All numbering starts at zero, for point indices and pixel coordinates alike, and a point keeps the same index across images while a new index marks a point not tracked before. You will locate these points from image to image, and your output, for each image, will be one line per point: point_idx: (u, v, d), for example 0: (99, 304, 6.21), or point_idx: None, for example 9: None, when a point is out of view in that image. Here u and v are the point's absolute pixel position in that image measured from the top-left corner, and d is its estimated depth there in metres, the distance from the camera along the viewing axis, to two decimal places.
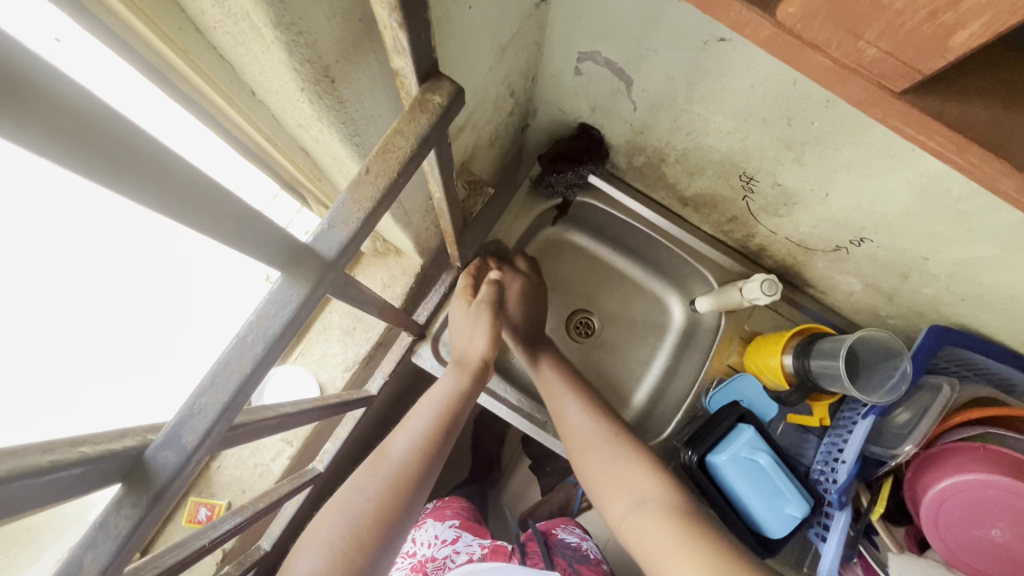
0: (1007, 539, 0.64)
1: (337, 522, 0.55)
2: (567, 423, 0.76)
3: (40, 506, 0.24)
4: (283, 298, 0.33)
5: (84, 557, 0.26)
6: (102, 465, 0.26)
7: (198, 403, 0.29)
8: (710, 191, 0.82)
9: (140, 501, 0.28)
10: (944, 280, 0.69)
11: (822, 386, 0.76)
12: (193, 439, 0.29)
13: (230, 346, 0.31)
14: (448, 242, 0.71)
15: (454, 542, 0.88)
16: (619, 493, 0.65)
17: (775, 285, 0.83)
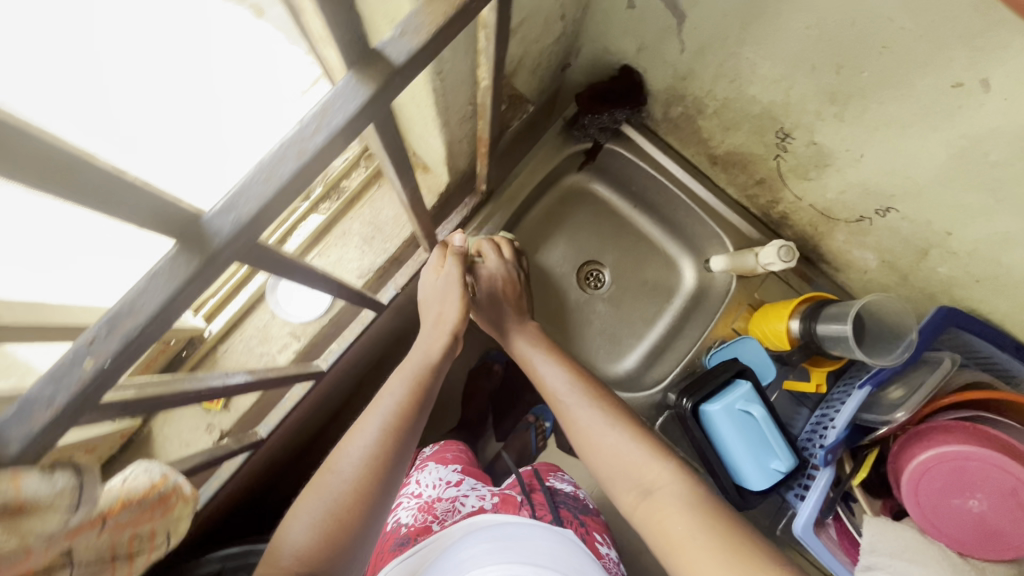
0: (983, 510, 0.66)
1: (321, 504, 0.56)
2: (552, 389, 0.72)
3: (96, 207, 0.23)
4: (350, 94, 0.31)
5: (136, 295, 0.26)
6: (157, 208, 0.25)
7: (258, 177, 0.28)
8: (743, 148, 0.82)
9: (195, 258, 0.27)
10: (962, 258, 0.70)
11: (826, 348, 0.78)
12: (248, 212, 0.28)
13: (293, 129, 0.29)
14: (481, 156, 0.71)
15: (458, 484, 0.89)
16: (613, 468, 0.62)
17: (791, 252, 0.83)
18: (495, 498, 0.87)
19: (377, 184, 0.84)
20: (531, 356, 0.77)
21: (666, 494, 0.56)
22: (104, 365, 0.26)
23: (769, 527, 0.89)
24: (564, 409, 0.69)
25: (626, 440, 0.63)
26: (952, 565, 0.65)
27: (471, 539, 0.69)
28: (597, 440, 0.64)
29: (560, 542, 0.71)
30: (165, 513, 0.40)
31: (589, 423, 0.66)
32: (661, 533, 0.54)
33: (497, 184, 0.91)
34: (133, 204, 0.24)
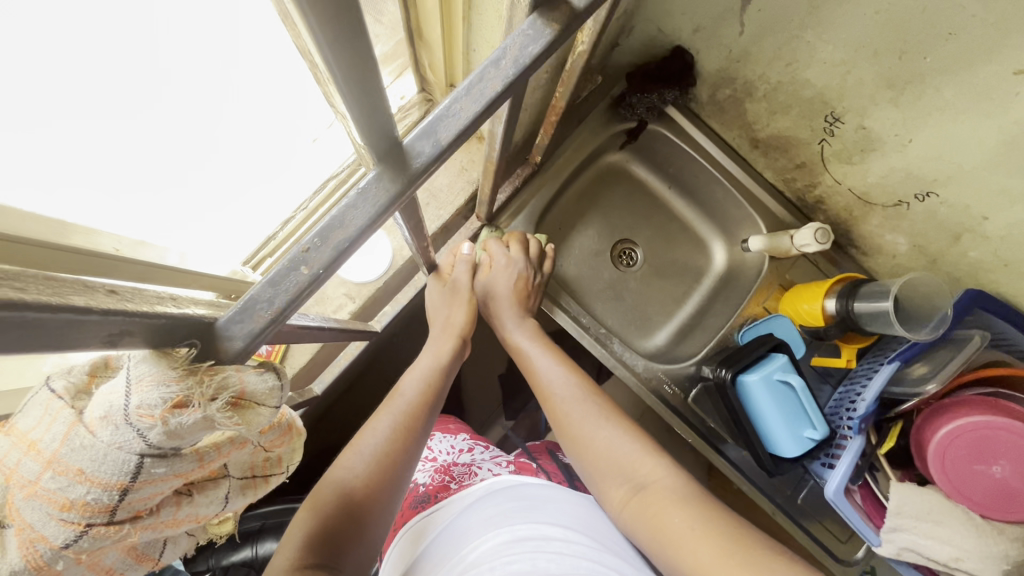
0: (1005, 475, 0.70)
1: (328, 494, 0.57)
2: (549, 389, 0.72)
3: (347, 98, 0.26)
4: (535, 35, 0.33)
5: (347, 211, 0.29)
6: (386, 132, 0.28)
7: (454, 107, 0.31)
8: (787, 132, 0.86)
9: (396, 180, 0.30)
10: (995, 242, 0.74)
11: (863, 326, 0.82)
12: (444, 138, 0.32)
13: (486, 64, 0.32)
14: (548, 125, 0.73)
15: (471, 451, 0.91)
16: (607, 464, 0.63)
17: (828, 235, 0.88)
18: (511, 465, 0.86)
19: None
20: (529, 354, 0.77)
21: (662, 488, 0.58)
22: (317, 274, 0.28)
23: (792, 496, 0.93)
24: (560, 407, 0.70)
25: (624, 440, 0.64)
26: (974, 525, 0.70)
27: (499, 493, 0.73)
28: (595, 442, 0.65)
29: (585, 507, 0.74)
30: (290, 441, 0.42)
31: (587, 421, 0.67)
32: (656, 524, 0.55)
33: (545, 156, 0.93)
34: (367, 107, 0.27)
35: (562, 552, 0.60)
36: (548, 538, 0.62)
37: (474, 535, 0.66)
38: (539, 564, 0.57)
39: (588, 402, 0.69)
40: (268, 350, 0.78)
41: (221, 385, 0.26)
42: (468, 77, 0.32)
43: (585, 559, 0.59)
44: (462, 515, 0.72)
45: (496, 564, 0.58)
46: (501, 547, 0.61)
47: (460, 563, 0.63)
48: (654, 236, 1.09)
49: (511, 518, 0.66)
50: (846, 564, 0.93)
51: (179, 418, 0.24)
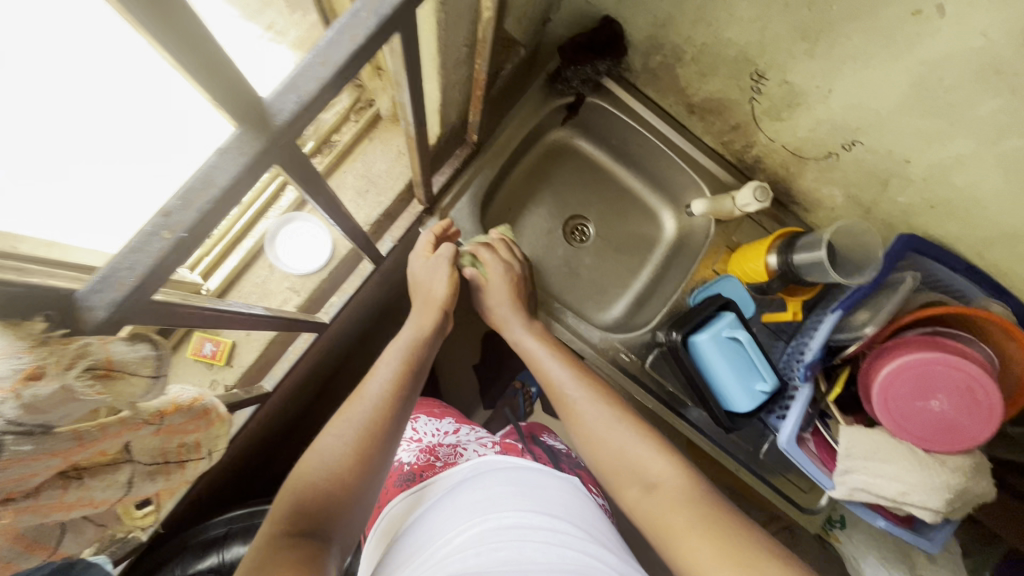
0: (944, 409, 0.72)
1: (317, 460, 0.59)
2: (560, 389, 0.72)
3: (180, 58, 0.26)
4: None
5: (210, 170, 0.30)
6: (240, 89, 0.30)
7: (313, 62, 0.33)
8: (720, 94, 0.87)
9: (258, 137, 0.32)
10: (919, 184, 0.77)
11: (803, 277, 0.84)
12: (306, 94, 0.33)
13: (346, 17, 0.34)
14: (476, 100, 0.73)
15: (456, 433, 0.92)
16: (619, 465, 0.63)
17: (766, 192, 0.89)
18: (496, 446, 0.89)
19: (368, 138, 0.85)
20: (537, 352, 0.77)
21: (671, 490, 0.57)
22: (182, 237, 0.29)
23: (754, 452, 0.95)
24: (572, 406, 0.70)
25: (641, 443, 0.63)
26: (917, 458, 0.73)
27: (489, 476, 0.73)
28: (611, 444, 0.64)
29: (567, 492, 0.73)
30: (208, 426, 0.41)
31: (601, 424, 0.66)
32: (663, 526, 0.55)
33: (484, 135, 0.92)
34: (208, 62, 0.27)
35: (546, 541, 0.59)
36: (533, 527, 0.61)
37: (459, 519, 0.65)
38: (525, 553, 0.56)
39: (600, 406, 0.68)
40: (213, 351, 0.76)
41: (80, 353, 0.28)
42: (326, 34, 0.34)
43: (569, 548, 0.59)
44: (449, 494, 0.71)
45: (482, 548, 0.57)
46: (487, 533, 0.59)
47: (442, 545, 0.61)
48: (605, 210, 1.09)
49: (499, 503, 0.65)
50: (810, 512, 0.95)
51: (34, 388, 0.25)
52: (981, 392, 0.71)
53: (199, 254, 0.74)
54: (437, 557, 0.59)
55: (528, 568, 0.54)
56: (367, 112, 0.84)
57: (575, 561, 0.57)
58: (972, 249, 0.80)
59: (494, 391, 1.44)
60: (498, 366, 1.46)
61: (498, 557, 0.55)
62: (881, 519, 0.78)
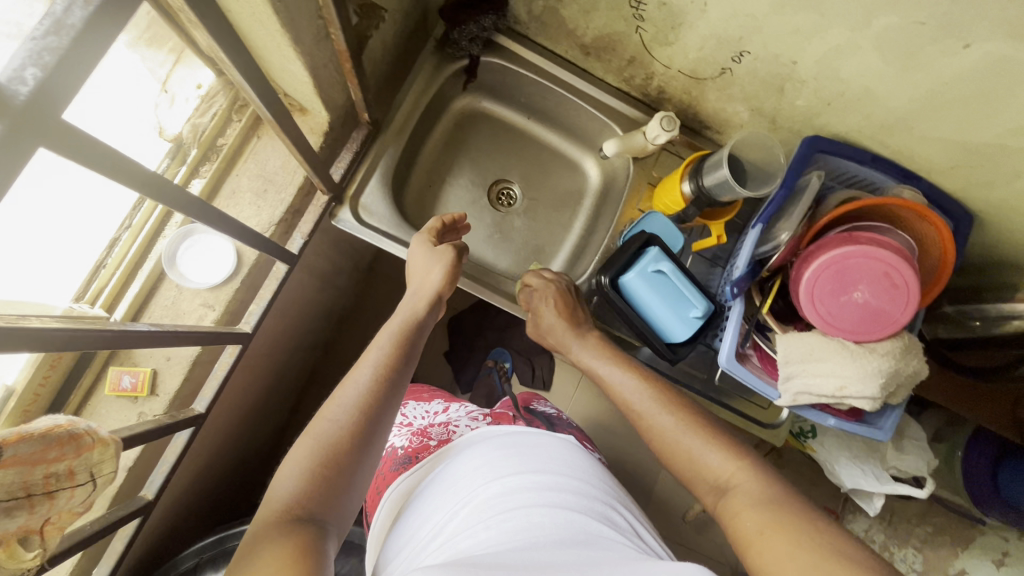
0: (867, 299, 0.72)
1: (311, 443, 0.56)
2: (626, 397, 0.71)
3: None
4: None
5: None
6: None
7: (47, 37, 0.32)
8: (607, 29, 0.85)
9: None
10: (812, 84, 0.76)
11: (717, 198, 0.85)
12: (47, 69, 0.33)
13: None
14: (349, 75, 0.70)
15: (446, 411, 0.89)
16: (692, 469, 0.62)
17: (673, 121, 0.88)
18: (487, 417, 0.86)
19: (256, 137, 0.81)
20: (599, 368, 0.76)
21: (740, 493, 0.56)
22: None
23: (707, 380, 0.96)
24: (641, 413, 0.69)
25: (707, 447, 0.62)
26: (850, 351, 0.74)
27: (484, 443, 0.71)
28: (679, 446, 0.64)
29: (566, 450, 0.72)
30: (79, 452, 0.41)
31: (669, 431, 0.65)
32: (735, 527, 0.54)
33: (381, 115, 0.90)
34: None
35: (553, 506, 0.58)
36: (538, 492, 0.60)
37: (466, 487, 0.63)
38: (533, 520, 0.55)
39: (667, 414, 0.66)
40: (133, 384, 0.73)
41: None
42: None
43: (575, 513, 0.58)
44: (449, 467, 0.70)
45: (491, 520, 0.55)
46: (494, 504, 0.57)
47: (451, 519, 0.60)
48: (525, 170, 1.07)
49: (505, 468, 0.64)
50: (773, 427, 0.97)
51: None
52: (899, 276, 0.72)
53: (97, 285, 0.72)
54: (448, 531, 0.58)
55: (539, 536, 0.52)
56: (248, 109, 0.81)
57: (582, 527, 0.56)
58: (876, 139, 0.80)
59: (466, 375, 1.43)
60: (464, 349, 1.44)
61: (507, 527, 0.53)
62: (830, 417, 0.80)
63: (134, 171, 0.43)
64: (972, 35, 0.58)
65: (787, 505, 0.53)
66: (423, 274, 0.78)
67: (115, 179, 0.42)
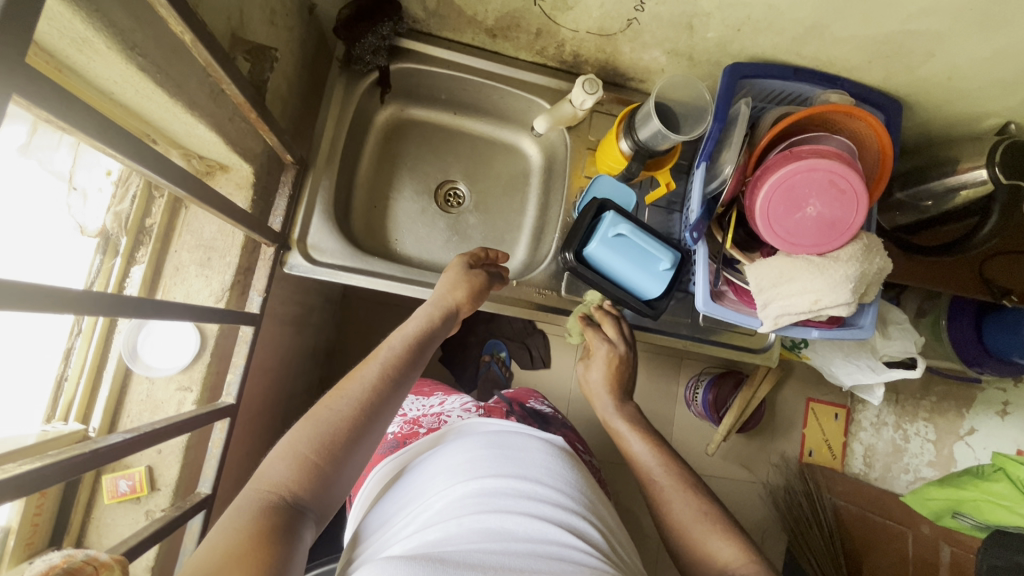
0: (820, 210, 0.73)
1: (309, 434, 0.56)
2: (649, 477, 0.71)
3: None
4: None
5: None
6: None
7: None
8: (507, 8, 0.83)
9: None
10: (718, 15, 0.76)
11: (656, 148, 0.84)
12: None
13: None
14: (258, 122, 0.68)
15: (441, 402, 0.93)
16: (698, 556, 0.63)
17: (594, 83, 0.87)
18: (479, 408, 0.89)
19: (184, 207, 0.79)
20: (624, 434, 0.77)
21: None
22: None
23: (693, 323, 0.97)
24: (664, 496, 0.68)
25: (714, 534, 0.63)
26: (816, 265, 0.75)
27: (475, 436, 0.72)
28: (686, 532, 0.64)
29: (554, 449, 0.72)
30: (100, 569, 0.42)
31: (682, 514, 0.66)
32: None
33: (304, 152, 0.87)
34: None
35: (529, 511, 0.58)
36: (517, 492, 0.60)
37: (446, 477, 0.64)
38: (506, 525, 0.55)
39: (685, 501, 0.67)
40: (131, 486, 0.72)
41: None
42: None
43: (551, 520, 0.57)
44: (435, 456, 0.71)
45: (463, 517, 0.55)
46: (468, 503, 0.58)
47: (425, 509, 0.61)
48: (466, 166, 1.06)
49: (491, 464, 0.65)
50: (763, 351, 1.00)
51: None
52: (844, 181, 0.73)
53: (65, 400, 0.70)
54: (419, 521, 0.59)
55: (507, 544, 0.53)
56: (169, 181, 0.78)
57: (554, 534, 0.55)
58: (793, 52, 0.81)
59: (466, 375, 1.43)
60: (456, 351, 1.44)
61: (478, 529, 0.54)
62: (813, 329, 0.82)
63: (68, 297, 0.42)
64: None
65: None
66: (445, 287, 0.76)
67: (41, 306, 0.40)
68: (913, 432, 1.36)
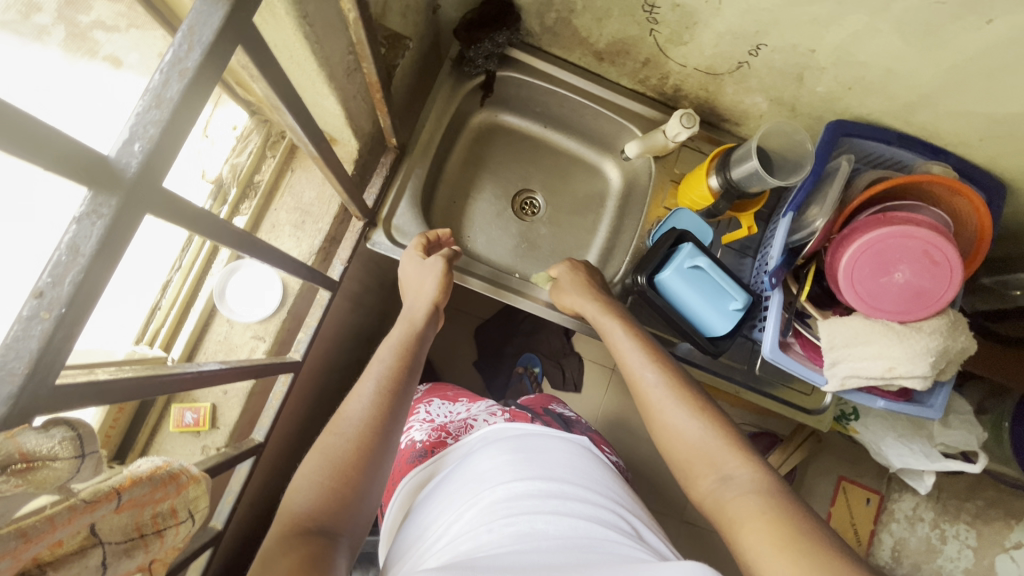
0: (908, 277, 0.72)
1: (318, 457, 0.57)
2: (634, 374, 0.71)
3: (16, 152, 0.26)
4: (209, 9, 0.34)
5: (73, 239, 0.29)
6: (76, 155, 0.29)
7: (147, 106, 0.31)
8: (621, 34, 0.87)
9: (113, 195, 0.31)
10: (832, 70, 0.77)
11: (747, 190, 0.85)
12: (150, 141, 0.32)
13: (168, 53, 0.32)
14: (379, 102, 0.72)
15: (468, 409, 0.91)
16: (689, 453, 0.62)
17: (692, 118, 0.88)
18: (506, 413, 0.88)
19: (290, 170, 0.85)
20: (611, 334, 0.77)
21: (741, 476, 0.57)
22: (61, 313, 0.29)
23: (749, 370, 0.95)
24: (650, 395, 0.67)
25: (705, 429, 0.62)
26: (895, 333, 0.73)
27: (494, 445, 0.72)
28: (673, 426, 0.64)
29: (576, 455, 0.73)
30: (180, 490, 0.40)
31: (667, 405, 0.65)
32: (730, 513, 0.54)
33: (404, 139, 0.92)
34: (42, 144, 0.27)
35: (558, 510, 0.58)
36: (542, 497, 0.60)
37: (473, 487, 0.64)
38: (536, 526, 0.55)
39: (675, 395, 0.66)
40: (195, 419, 0.76)
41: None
42: (155, 74, 0.32)
43: (580, 518, 0.58)
44: (458, 467, 0.72)
45: (493, 524, 0.55)
46: (497, 505, 0.58)
47: (452, 524, 0.60)
48: (546, 179, 1.09)
49: (510, 472, 0.65)
50: (817, 413, 0.98)
51: None
52: (938, 254, 0.71)
53: (154, 327, 0.75)
54: (447, 536, 0.58)
55: (539, 543, 0.53)
56: (282, 144, 0.84)
57: (587, 532, 0.56)
58: (901, 118, 0.80)
59: (498, 382, 1.43)
60: (494, 357, 1.46)
61: (509, 532, 0.54)
62: (880, 398, 0.79)
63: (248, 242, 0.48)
64: (995, 10, 0.59)
65: (787, 503, 0.52)
66: (423, 286, 0.80)
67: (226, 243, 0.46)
68: (951, 534, 1.32)
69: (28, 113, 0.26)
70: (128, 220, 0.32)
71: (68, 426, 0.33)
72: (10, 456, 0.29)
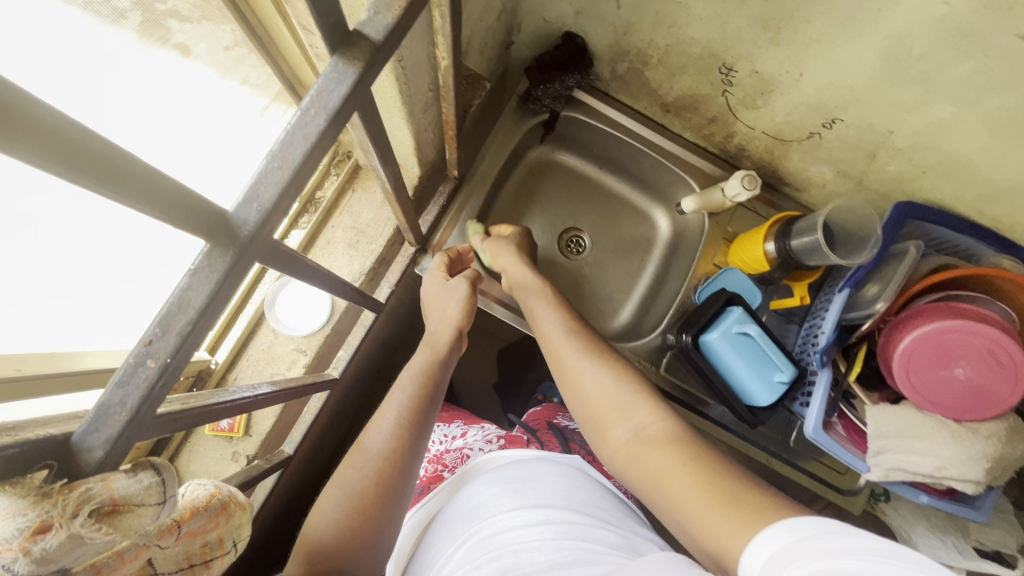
0: (969, 374, 0.69)
1: (337, 495, 0.56)
2: (545, 331, 0.68)
3: (149, 209, 0.28)
4: (339, 76, 0.38)
5: (184, 293, 0.31)
6: (199, 211, 0.31)
7: (271, 167, 0.34)
8: (692, 91, 0.87)
9: (228, 251, 0.33)
10: (908, 152, 0.76)
11: (804, 262, 0.84)
12: (268, 200, 0.34)
13: (297, 117, 0.36)
14: (450, 137, 0.73)
15: (463, 435, 0.90)
16: (599, 405, 0.59)
17: (754, 180, 0.87)
18: (501, 440, 0.86)
19: (351, 189, 0.86)
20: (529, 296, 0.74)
21: (653, 427, 0.54)
22: (166, 362, 0.31)
23: (783, 441, 0.94)
24: (559, 349, 0.65)
25: (615, 380, 0.60)
26: (949, 431, 0.70)
27: (492, 473, 0.70)
28: (581, 379, 0.62)
29: (564, 475, 0.68)
30: (229, 519, 0.40)
31: (575, 359, 0.63)
32: (648, 471, 0.51)
33: (463, 169, 0.93)
34: (170, 201, 0.29)
35: (545, 533, 0.55)
36: (527, 521, 0.57)
37: (473, 521, 0.62)
38: (523, 556, 0.53)
39: (584, 353, 0.63)
40: (230, 424, 0.76)
41: (84, 497, 0.29)
42: (280, 138, 0.35)
43: (567, 538, 0.54)
44: (457, 499, 0.70)
45: (485, 562, 0.53)
46: (490, 538, 0.57)
47: (452, 562, 0.59)
48: (594, 220, 1.08)
49: (503, 499, 0.62)
50: (850, 494, 0.94)
51: (42, 542, 0.27)
52: (1004, 354, 0.69)
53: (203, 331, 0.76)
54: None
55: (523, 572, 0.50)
56: (346, 164, 0.86)
57: (574, 550, 0.52)
58: (975, 207, 0.78)
59: (516, 411, 1.42)
60: (516, 385, 1.45)
61: (497, 567, 0.52)
62: (923, 494, 0.76)
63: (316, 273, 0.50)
64: None
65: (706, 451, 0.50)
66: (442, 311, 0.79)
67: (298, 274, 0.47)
68: None
69: (170, 177, 0.28)
70: (236, 275, 0.34)
71: (155, 470, 0.33)
72: (102, 500, 0.29)
